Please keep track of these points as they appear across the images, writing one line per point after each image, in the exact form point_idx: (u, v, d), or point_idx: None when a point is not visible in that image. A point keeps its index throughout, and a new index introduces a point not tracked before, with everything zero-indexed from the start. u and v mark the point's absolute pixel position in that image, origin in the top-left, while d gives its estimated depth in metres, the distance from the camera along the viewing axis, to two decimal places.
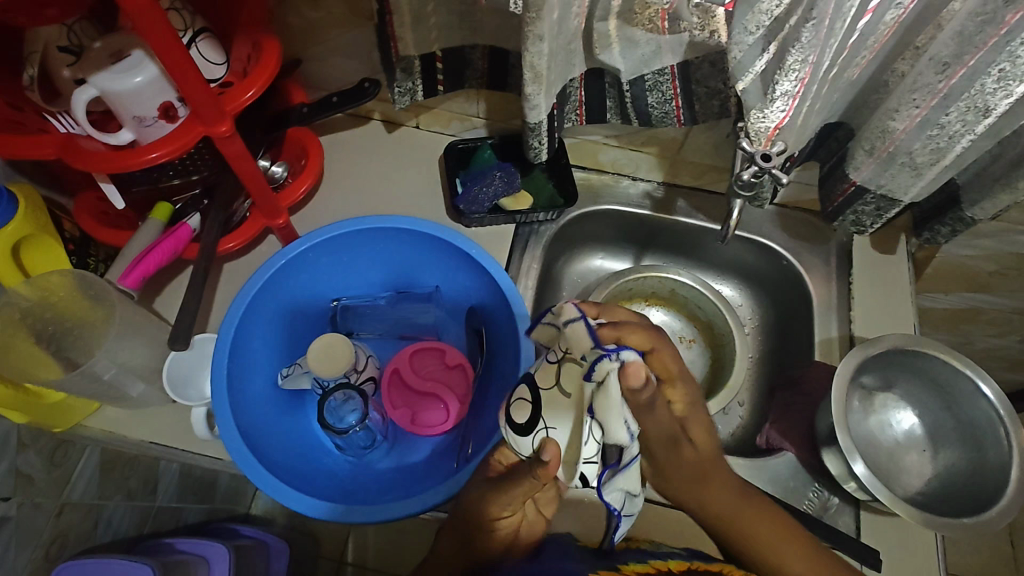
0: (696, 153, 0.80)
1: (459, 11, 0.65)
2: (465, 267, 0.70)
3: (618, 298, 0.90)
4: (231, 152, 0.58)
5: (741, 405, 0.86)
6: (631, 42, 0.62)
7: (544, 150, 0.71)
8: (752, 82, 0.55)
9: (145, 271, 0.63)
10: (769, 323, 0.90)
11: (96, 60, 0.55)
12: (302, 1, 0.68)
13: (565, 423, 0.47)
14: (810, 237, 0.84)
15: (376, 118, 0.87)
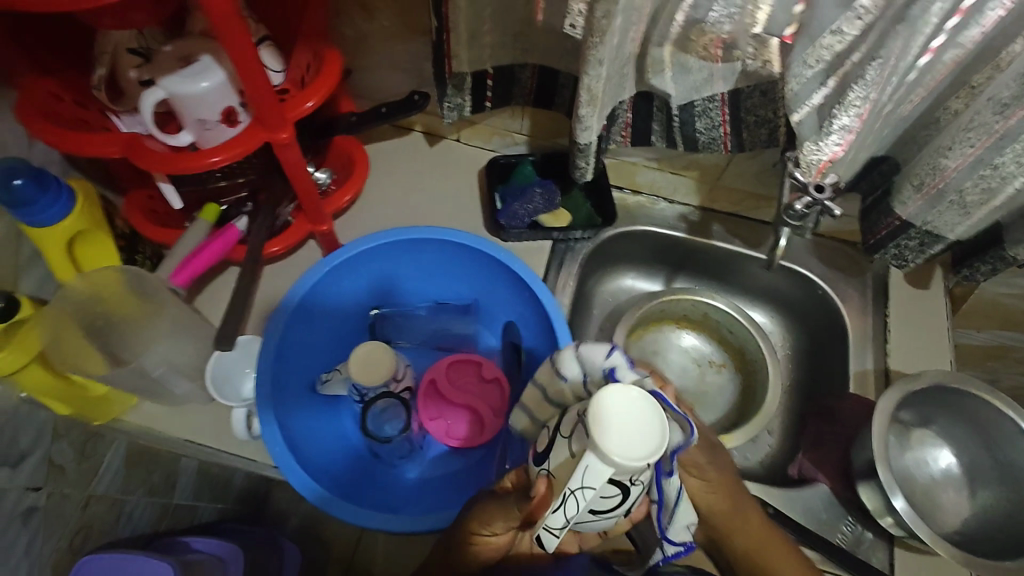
0: (737, 178, 0.81)
1: (514, 31, 0.66)
2: (505, 281, 0.70)
3: (649, 318, 0.90)
4: (289, 159, 0.60)
5: (771, 434, 0.85)
6: (684, 68, 0.62)
7: (590, 170, 0.71)
8: (808, 115, 0.55)
9: (195, 271, 0.65)
10: (799, 352, 0.89)
11: (166, 65, 0.56)
12: (357, 13, 0.70)
13: (558, 473, 0.43)
14: (844, 267, 0.84)
15: (417, 130, 0.88)
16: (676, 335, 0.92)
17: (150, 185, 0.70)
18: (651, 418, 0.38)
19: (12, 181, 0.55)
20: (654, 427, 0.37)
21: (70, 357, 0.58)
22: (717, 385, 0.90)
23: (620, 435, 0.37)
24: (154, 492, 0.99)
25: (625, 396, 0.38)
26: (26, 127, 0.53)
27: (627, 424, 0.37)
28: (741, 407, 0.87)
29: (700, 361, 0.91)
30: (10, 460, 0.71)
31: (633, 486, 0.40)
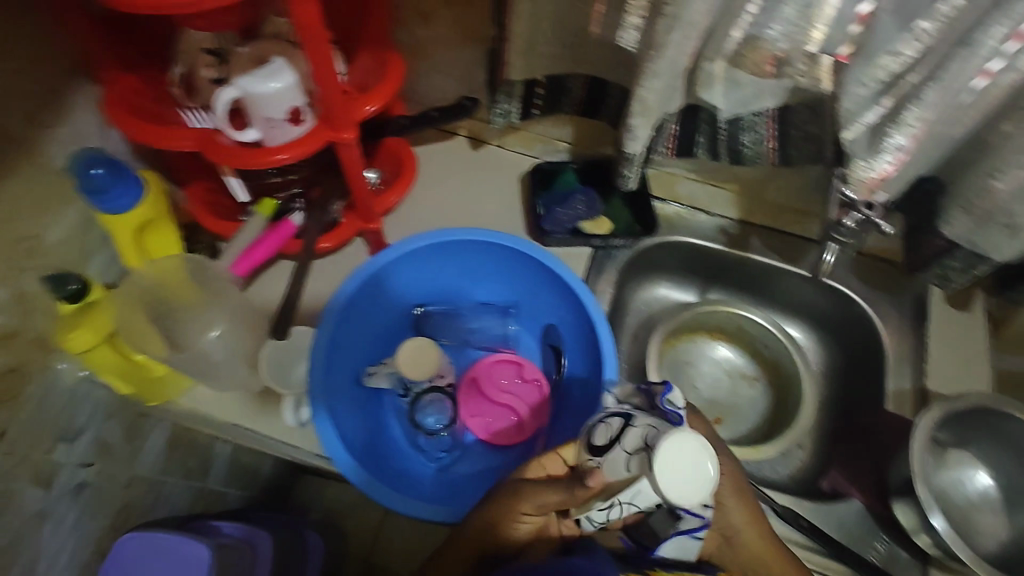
0: (780, 193, 0.83)
1: (568, 42, 0.68)
2: (549, 285, 0.72)
3: (683, 329, 0.91)
4: (351, 158, 0.62)
5: (802, 448, 0.85)
6: (734, 83, 0.63)
7: (634, 179, 0.73)
8: (861, 133, 0.57)
9: (253, 263, 0.69)
10: (833, 370, 0.89)
11: (241, 66, 0.58)
12: (416, 21, 0.72)
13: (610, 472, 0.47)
14: (882, 285, 0.85)
15: (461, 134, 0.89)
16: (709, 347, 0.92)
17: (209, 178, 0.73)
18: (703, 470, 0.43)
19: (91, 169, 0.58)
20: (705, 473, 0.43)
21: (133, 338, 0.61)
22: (749, 398, 0.90)
23: (678, 479, 0.43)
24: (190, 477, 1.02)
25: (681, 444, 0.43)
26: (117, 123, 0.57)
27: (683, 467, 0.43)
28: (772, 422, 0.87)
29: (733, 374, 0.92)
30: (66, 437, 0.73)
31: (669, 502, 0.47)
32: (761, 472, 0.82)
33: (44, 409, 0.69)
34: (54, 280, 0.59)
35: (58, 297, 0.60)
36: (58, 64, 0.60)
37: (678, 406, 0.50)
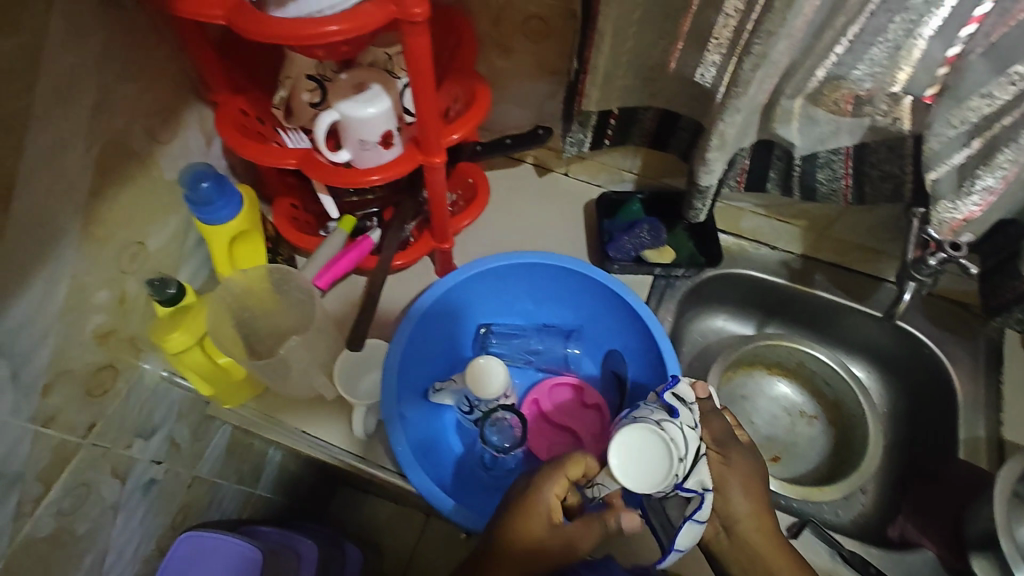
0: (847, 230, 0.82)
1: (645, 76, 0.70)
2: (615, 310, 0.74)
3: (741, 362, 0.90)
4: (434, 181, 0.65)
5: (866, 493, 0.82)
6: (812, 120, 0.64)
7: (705, 211, 0.74)
8: (947, 173, 0.58)
9: (335, 275, 0.72)
10: (898, 412, 0.86)
11: (343, 90, 0.61)
12: (496, 52, 0.76)
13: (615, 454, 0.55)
14: (953, 327, 0.83)
15: (528, 161, 0.93)
16: (767, 382, 0.91)
17: (296, 196, 0.78)
18: (651, 463, 0.50)
19: (199, 182, 0.63)
20: (651, 470, 0.50)
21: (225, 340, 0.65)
22: (808, 437, 0.88)
23: (629, 469, 0.50)
24: (243, 481, 1.05)
25: (639, 440, 0.51)
26: (226, 139, 0.61)
27: (643, 458, 0.50)
28: (834, 464, 0.85)
29: (791, 411, 0.90)
30: (143, 434, 0.77)
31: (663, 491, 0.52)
32: (825, 515, 0.79)
33: (129, 406, 0.73)
34: (157, 284, 0.62)
35: (157, 299, 0.63)
36: (175, 86, 0.65)
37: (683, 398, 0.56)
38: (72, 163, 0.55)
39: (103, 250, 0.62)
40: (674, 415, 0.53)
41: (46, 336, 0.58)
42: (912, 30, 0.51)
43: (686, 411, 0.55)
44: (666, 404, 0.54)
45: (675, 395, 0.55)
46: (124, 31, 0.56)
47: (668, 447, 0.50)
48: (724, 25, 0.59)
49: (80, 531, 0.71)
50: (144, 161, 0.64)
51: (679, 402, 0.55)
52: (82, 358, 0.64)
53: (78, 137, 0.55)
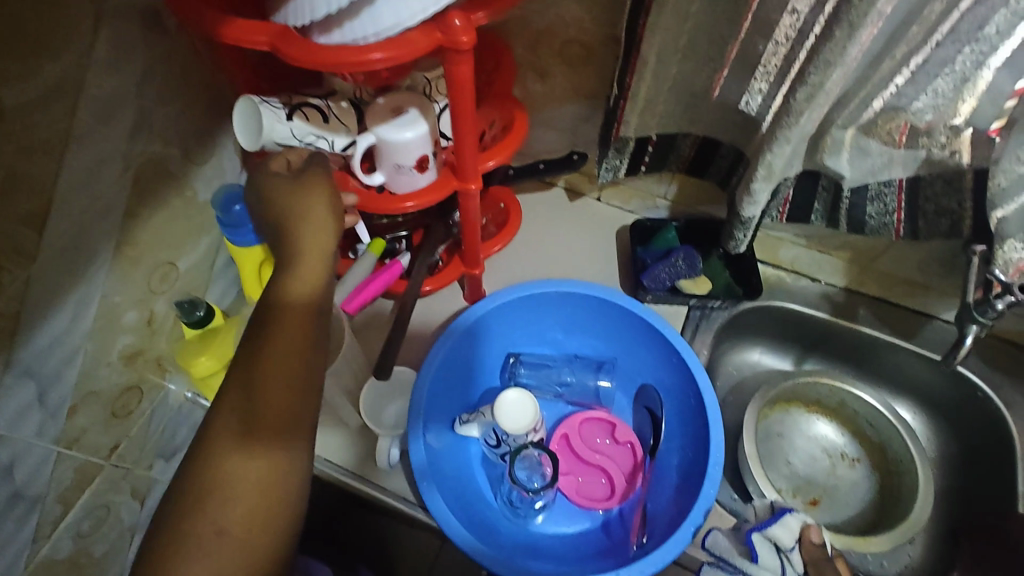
0: (894, 265, 0.79)
1: (686, 102, 0.68)
2: (649, 344, 0.71)
3: (779, 398, 0.86)
4: (469, 207, 0.64)
5: (913, 544, 0.77)
6: (863, 151, 0.61)
7: (745, 243, 0.70)
8: (1015, 211, 0.53)
9: (364, 299, 0.69)
10: (950, 458, 0.81)
11: (379, 114, 0.60)
12: (532, 75, 0.75)
13: (317, 126, 0.57)
14: (1009, 372, 0.78)
15: (560, 185, 0.91)
16: (806, 421, 0.87)
17: None
18: (245, 122, 0.55)
19: (232, 205, 0.64)
20: (247, 134, 0.55)
21: None
22: (851, 481, 0.83)
23: (243, 130, 0.56)
24: None
25: (241, 115, 0.55)
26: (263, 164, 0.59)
27: (240, 122, 0.55)
28: (880, 509, 0.80)
29: (831, 453, 0.85)
30: (164, 454, 0.76)
31: (314, 135, 0.57)
32: (868, 567, 0.74)
33: (151, 427, 0.72)
34: (185, 305, 0.62)
35: (185, 321, 0.63)
36: (212, 108, 0.65)
37: (784, 545, 0.65)
38: (109, 184, 0.55)
39: (134, 271, 0.61)
40: (756, 561, 0.64)
41: (74, 357, 0.58)
42: (981, 61, 0.48)
43: (770, 551, 0.65)
44: (750, 548, 0.65)
45: (765, 540, 0.65)
46: (164, 55, 0.56)
47: (235, 124, 0.55)
48: (773, 53, 0.56)
49: (97, 552, 0.70)
50: (178, 181, 0.63)
51: (777, 550, 0.65)
52: (109, 379, 0.63)
53: (116, 158, 0.54)
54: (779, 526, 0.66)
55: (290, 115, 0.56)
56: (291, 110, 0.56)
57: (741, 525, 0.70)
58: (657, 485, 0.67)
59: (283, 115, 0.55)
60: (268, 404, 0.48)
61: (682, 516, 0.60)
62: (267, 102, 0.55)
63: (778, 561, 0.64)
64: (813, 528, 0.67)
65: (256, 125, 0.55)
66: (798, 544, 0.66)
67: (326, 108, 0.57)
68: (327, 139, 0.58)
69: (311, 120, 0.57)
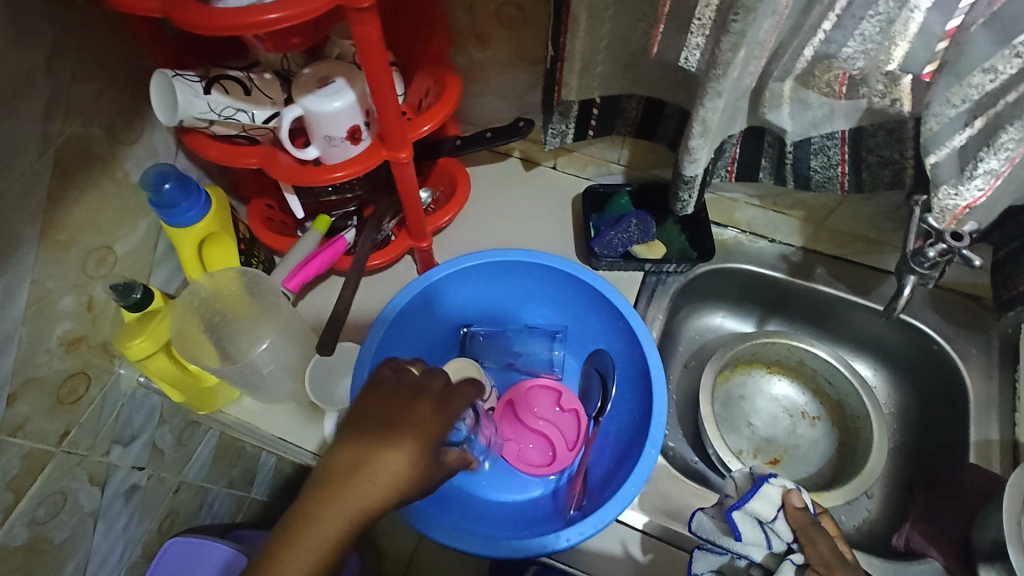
0: (847, 221, 0.78)
1: (625, 62, 0.66)
2: (597, 310, 0.71)
3: (738, 360, 0.86)
4: (404, 177, 0.63)
5: (871, 497, 0.78)
6: (803, 104, 0.60)
7: (692, 203, 0.70)
8: (947, 157, 0.53)
9: (305, 277, 0.69)
10: (908, 411, 0.82)
11: (305, 85, 0.58)
12: (472, 41, 0.73)
13: (237, 98, 0.56)
14: (966, 325, 0.77)
15: (515, 155, 0.90)
16: (766, 382, 0.87)
17: (271, 196, 0.76)
18: (162, 98, 0.55)
19: (161, 185, 0.62)
20: (164, 109, 0.55)
21: (190, 346, 0.63)
22: (811, 439, 0.84)
23: (161, 107, 0.55)
24: (234, 485, 1.03)
25: (158, 92, 0.55)
26: (189, 141, 0.59)
27: (158, 98, 0.55)
28: (838, 465, 0.81)
29: (792, 412, 0.85)
30: (121, 440, 0.75)
31: (234, 107, 0.56)
32: None
33: (103, 414, 0.72)
34: (122, 288, 0.61)
35: (122, 305, 0.62)
36: (138, 86, 0.63)
37: (767, 516, 0.60)
38: (27, 168, 0.53)
39: (66, 256, 0.60)
40: (739, 539, 0.59)
41: (8, 343, 0.57)
42: (905, 1, 0.47)
43: (751, 526, 0.60)
44: (730, 526, 0.60)
45: (744, 515, 0.60)
46: (75, 30, 0.55)
47: (152, 100, 0.55)
48: (705, 4, 0.54)
49: (57, 540, 0.70)
50: (106, 163, 0.62)
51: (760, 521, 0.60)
52: (49, 366, 0.63)
53: (32, 139, 0.53)
54: (756, 495, 0.61)
55: (207, 89, 0.55)
56: (208, 83, 0.55)
57: (723, 499, 0.65)
58: (603, 451, 0.68)
59: (199, 89, 0.55)
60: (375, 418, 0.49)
61: (623, 474, 0.61)
62: (181, 76, 0.54)
63: (762, 534, 0.59)
64: (796, 496, 0.61)
65: (172, 99, 0.54)
66: (783, 511, 0.60)
67: (245, 79, 0.56)
68: (251, 112, 0.57)
69: (230, 93, 0.56)
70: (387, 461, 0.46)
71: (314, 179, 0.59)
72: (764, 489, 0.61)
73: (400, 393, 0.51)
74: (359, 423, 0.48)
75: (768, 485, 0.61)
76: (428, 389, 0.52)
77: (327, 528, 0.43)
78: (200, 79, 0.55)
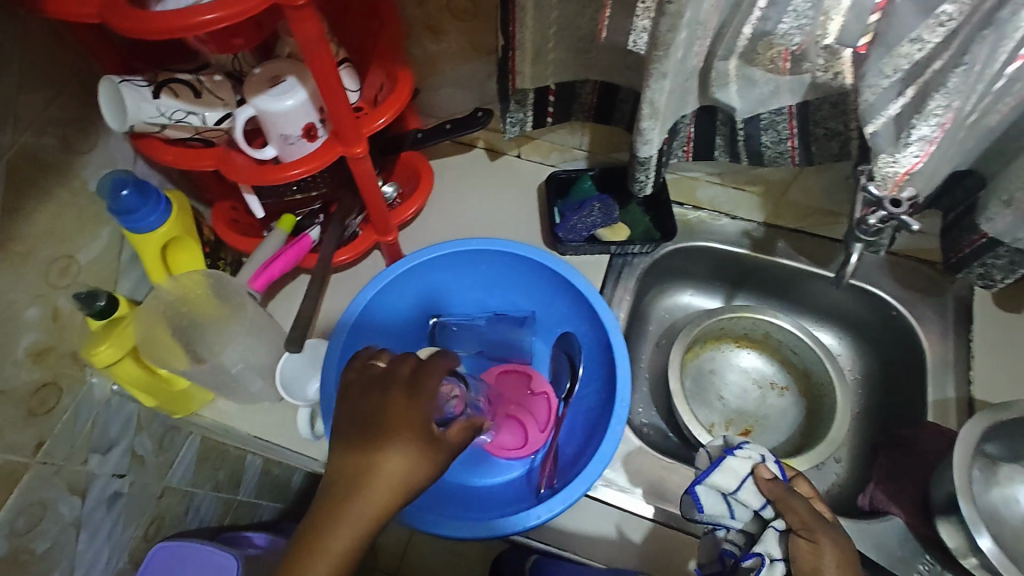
0: (804, 194, 0.79)
1: (576, 48, 0.67)
2: (562, 294, 0.72)
3: (707, 336, 0.88)
4: (361, 172, 0.63)
5: (838, 462, 0.80)
6: (749, 81, 0.61)
7: (650, 183, 0.71)
8: (883, 125, 0.54)
9: (270, 277, 0.70)
10: (872, 377, 0.84)
11: (256, 85, 0.58)
12: (427, 34, 0.74)
13: (187, 101, 0.57)
14: (922, 290, 0.80)
15: (479, 146, 0.90)
16: (735, 356, 0.89)
17: (234, 198, 0.76)
18: (109, 103, 0.55)
19: (120, 191, 0.61)
20: (112, 113, 0.55)
21: (158, 350, 0.63)
22: (780, 409, 0.86)
23: (110, 111, 0.55)
24: (219, 488, 1.04)
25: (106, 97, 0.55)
26: (143, 146, 0.59)
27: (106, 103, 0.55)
28: (806, 432, 0.83)
29: (762, 383, 0.88)
30: (98, 449, 0.75)
31: (183, 109, 0.57)
32: None
33: (78, 423, 0.72)
34: (86, 297, 0.60)
35: (87, 314, 0.62)
36: (89, 94, 0.63)
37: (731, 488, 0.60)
38: None
39: (26, 267, 0.60)
40: (702, 512, 0.61)
41: None
42: None
43: (715, 499, 0.61)
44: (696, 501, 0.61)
45: (706, 488, 0.61)
46: (18, 40, 0.54)
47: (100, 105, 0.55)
48: None
49: (39, 551, 0.70)
50: (61, 172, 0.62)
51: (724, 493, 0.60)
52: (17, 378, 0.63)
53: None
54: (719, 469, 0.61)
55: (155, 93, 0.56)
56: (157, 87, 0.56)
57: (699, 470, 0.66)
58: (572, 430, 0.70)
59: (148, 94, 0.55)
60: (360, 421, 0.50)
61: (590, 451, 0.63)
62: (129, 80, 0.55)
63: (727, 506, 0.61)
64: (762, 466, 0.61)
65: (121, 104, 0.55)
66: (749, 482, 0.61)
67: (195, 82, 0.57)
68: (202, 114, 0.58)
69: (179, 96, 0.57)
70: (384, 466, 0.47)
71: (270, 178, 0.59)
72: (727, 462, 0.62)
73: (374, 393, 0.51)
74: (349, 429, 0.50)
75: (731, 458, 0.62)
76: (400, 379, 0.52)
77: (348, 535, 0.46)
78: (148, 83, 0.56)
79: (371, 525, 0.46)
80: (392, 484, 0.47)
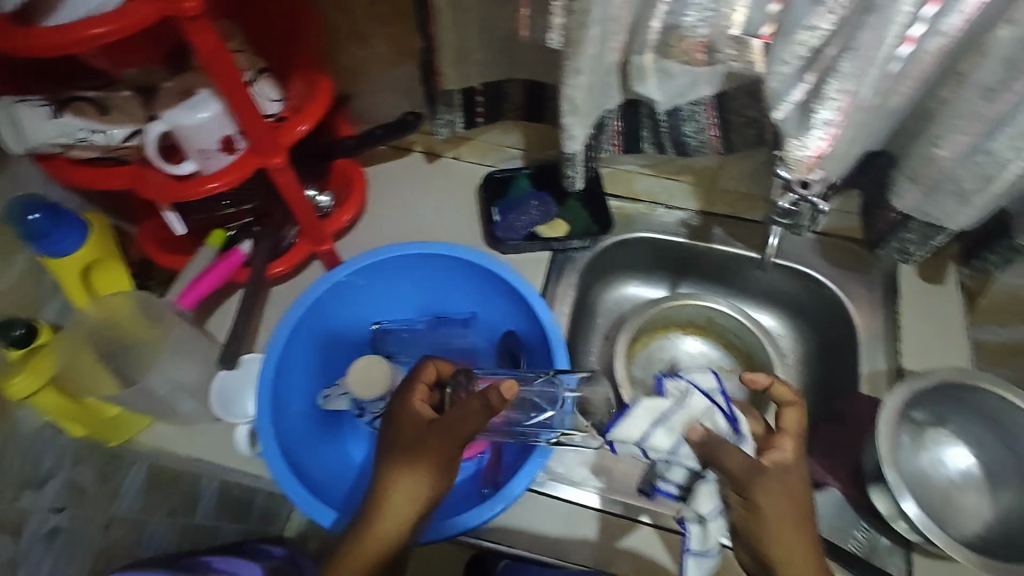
0: (734, 180, 0.82)
1: (499, 47, 0.68)
2: (501, 293, 0.72)
3: (652, 325, 0.90)
4: (286, 182, 0.62)
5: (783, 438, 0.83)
6: (667, 73, 0.62)
7: (580, 178, 0.72)
8: (790, 111, 0.56)
9: (200, 293, 0.69)
10: (810, 355, 0.87)
11: (166, 100, 0.57)
12: (350, 39, 0.73)
13: (92, 119, 0.56)
14: (851, 267, 0.82)
15: (417, 150, 0.90)
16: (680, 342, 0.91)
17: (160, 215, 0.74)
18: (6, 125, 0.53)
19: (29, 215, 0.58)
20: (12, 135, 0.53)
21: (82, 377, 0.61)
22: None
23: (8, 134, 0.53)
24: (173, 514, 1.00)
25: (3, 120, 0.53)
26: (50, 169, 0.57)
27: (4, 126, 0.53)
28: None
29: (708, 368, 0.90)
30: (31, 484, 0.72)
31: (87, 127, 0.55)
32: None
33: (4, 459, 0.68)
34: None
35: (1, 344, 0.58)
36: None
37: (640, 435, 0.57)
38: None
39: None
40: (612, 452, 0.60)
41: None
42: None
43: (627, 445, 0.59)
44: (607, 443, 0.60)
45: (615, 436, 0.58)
46: None
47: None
48: None
49: None
50: None
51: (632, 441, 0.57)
52: None
53: None
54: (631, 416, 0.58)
55: (55, 112, 0.54)
56: (56, 106, 0.54)
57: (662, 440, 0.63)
58: None
59: (46, 113, 0.53)
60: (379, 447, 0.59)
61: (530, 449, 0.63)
62: (25, 100, 0.53)
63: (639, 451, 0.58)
64: (693, 426, 0.56)
65: (20, 126, 0.53)
66: (664, 429, 0.57)
67: (98, 100, 0.56)
68: (109, 130, 0.56)
69: (83, 115, 0.55)
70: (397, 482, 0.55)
71: (187, 191, 0.57)
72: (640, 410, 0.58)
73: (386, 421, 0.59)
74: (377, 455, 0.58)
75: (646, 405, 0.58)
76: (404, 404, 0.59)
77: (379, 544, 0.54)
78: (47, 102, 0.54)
79: (395, 533, 0.55)
80: (407, 498, 0.55)
